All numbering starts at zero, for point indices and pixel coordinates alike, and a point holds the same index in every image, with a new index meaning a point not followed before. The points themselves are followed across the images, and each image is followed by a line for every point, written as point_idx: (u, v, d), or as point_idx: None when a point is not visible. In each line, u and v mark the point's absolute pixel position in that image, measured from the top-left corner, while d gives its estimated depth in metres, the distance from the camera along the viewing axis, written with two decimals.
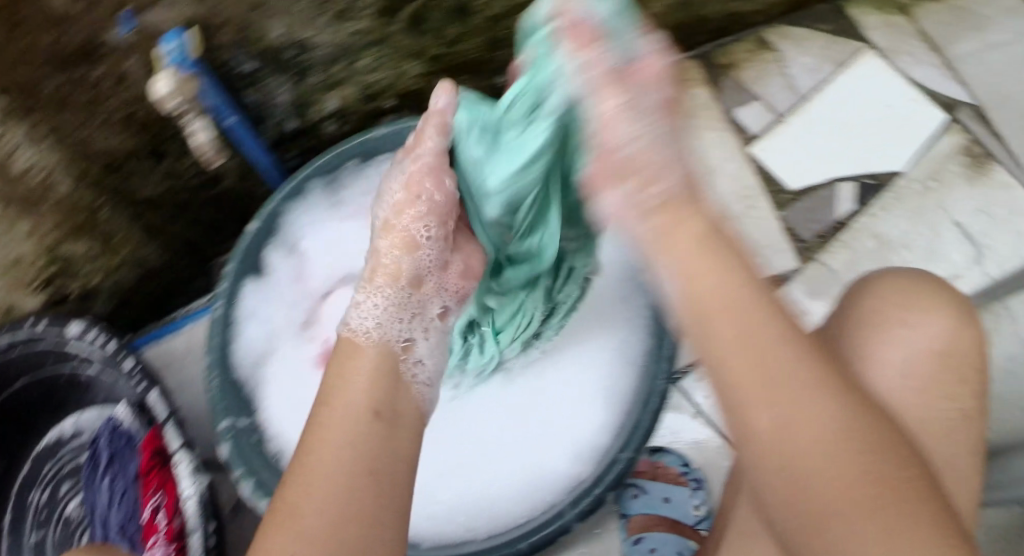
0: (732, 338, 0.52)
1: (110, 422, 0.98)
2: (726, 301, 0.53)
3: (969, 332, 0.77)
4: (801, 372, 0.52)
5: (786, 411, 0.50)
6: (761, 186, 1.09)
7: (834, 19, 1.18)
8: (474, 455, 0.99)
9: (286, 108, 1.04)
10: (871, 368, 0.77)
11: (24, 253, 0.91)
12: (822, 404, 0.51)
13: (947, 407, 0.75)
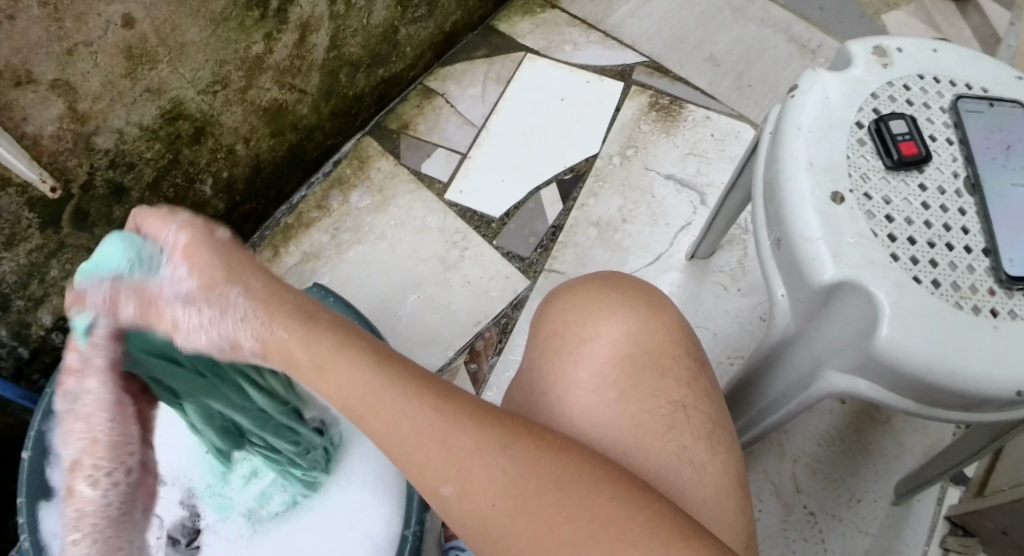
0: (405, 436, 0.53)
1: None
2: (398, 420, 0.53)
3: (661, 323, 0.75)
4: (486, 444, 0.52)
5: (486, 475, 0.52)
6: (466, 227, 1.10)
7: (485, 43, 1.26)
8: None
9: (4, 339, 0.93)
10: (570, 401, 0.70)
11: None
12: (496, 464, 0.52)
13: (655, 406, 0.70)
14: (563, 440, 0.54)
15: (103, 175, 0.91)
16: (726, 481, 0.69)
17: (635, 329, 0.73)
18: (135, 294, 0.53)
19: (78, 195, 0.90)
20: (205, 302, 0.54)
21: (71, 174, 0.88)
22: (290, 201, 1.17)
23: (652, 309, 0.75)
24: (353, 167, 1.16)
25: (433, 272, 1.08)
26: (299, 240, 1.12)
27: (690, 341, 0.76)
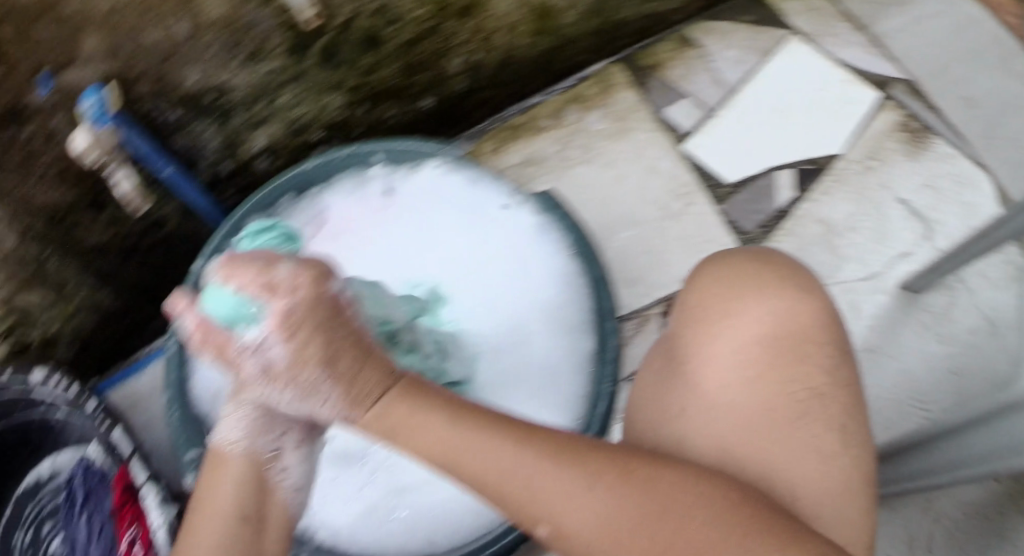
0: (470, 460, 0.54)
1: (86, 464, 0.97)
2: (472, 446, 0.54)
3: (803, 304, 0.70)
4: (541, 467, 0.53)
5: (552, 500, 0.53)
6: (697, 181, 1.07)
7: (755, 8, 1.18)
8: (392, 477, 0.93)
9: (216, 148, 0.94)
10: (698, 373, 0.69)
11: None
12: (596, 501, 0.52)
13: (788, 392, 0.66)
14: (683, 473, 0.54)
15: (364, 22, 0.88)
16: (854, 480, 0.63)
17: (784, 312, 0.69)
18: (255, 302, 0.54)
19: (336, 34, 0.87)
20: (292, 379, 0.57)
21: (338, 10, 0.85)
22: (526, 99, 1.10)
23: (799, 295, 0.71)
24: (592, 88, 1.09)
25: (651, 216, 1.04)
26: (522, 143, 1.06)
27: (837, 330, 0.71)
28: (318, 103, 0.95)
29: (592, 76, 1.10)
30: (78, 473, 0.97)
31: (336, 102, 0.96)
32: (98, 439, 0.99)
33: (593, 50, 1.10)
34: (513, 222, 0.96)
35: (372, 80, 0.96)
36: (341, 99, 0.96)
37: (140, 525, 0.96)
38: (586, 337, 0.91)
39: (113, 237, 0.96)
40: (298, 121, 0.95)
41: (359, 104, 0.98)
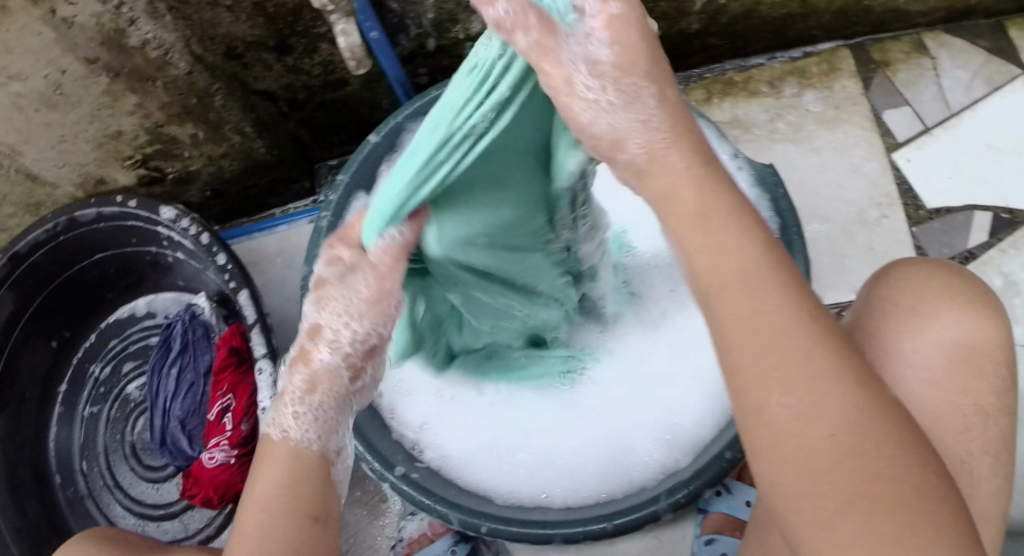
0: (739, 308, 0.44)
1: (194, 311, 0.93)
2: (766, 302, 0.44)
3: (996, 323, 0.59)
4: (812, 355, 0.42)
5: (792, 392, 0.41)
6: (898, 194, 0.98)
7: (994, 34, 1.04)
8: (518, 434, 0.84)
9: (427, 22, 0.82)
10: (896, 359, 0.59)
11: (127, 126, 0.85)
12: (838, 399, 0.41)
13: (955, 404, 0.57)
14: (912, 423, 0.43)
15: None
16: (996, 514, 0.57)
17: (979, 328, 0.58)
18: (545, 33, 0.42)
19: None
20: (614, 84, 0.47)
21: None
22: (744, 60, 1.02)
23: (999, 313, 0.60)
24: (819, 65, 1.01)
25: (844, 217, 0.97)
26: (732, 101, 0.99)
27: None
28: None
29: (815, 57, 1.01)
30: (186, 319, 0.93)
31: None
32: (216, 294, 0.93)
33: (826, 30, 1.00)
34: None
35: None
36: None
37: (236, 391, 0.88)
38: None
39: (288, 87, 0.88)
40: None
41: None
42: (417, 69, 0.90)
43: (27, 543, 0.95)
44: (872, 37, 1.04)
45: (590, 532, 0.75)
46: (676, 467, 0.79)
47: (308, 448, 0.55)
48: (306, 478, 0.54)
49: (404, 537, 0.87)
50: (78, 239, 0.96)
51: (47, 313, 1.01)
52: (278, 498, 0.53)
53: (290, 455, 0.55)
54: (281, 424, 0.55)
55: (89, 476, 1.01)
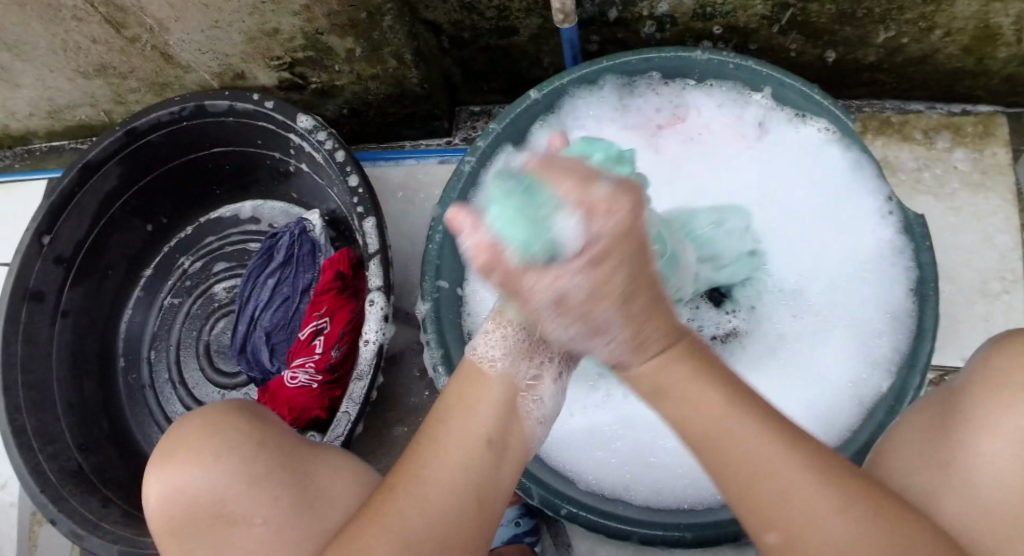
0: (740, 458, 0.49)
1: (305, 226, 0.91)
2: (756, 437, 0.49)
3: None
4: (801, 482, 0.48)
5: (780, 498, 0.48)
6: None
7: None
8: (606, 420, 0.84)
9: None
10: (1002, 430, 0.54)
11: (285, 27, 0.83)
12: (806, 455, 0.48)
13: None
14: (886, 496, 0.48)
15: None
16: None
17: None
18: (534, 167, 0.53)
19: None
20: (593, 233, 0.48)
21: None
22: (905, 103, 1.01)
23: None
24: (974, 125, 0.98)
25: (969, 285, 0.94)
26: (882, 140, 0.99)
27: None
28: None
29: (969, 118, 0.99)
30: (295, 232, 0.91)
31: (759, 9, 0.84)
32: (330, 212, 0.93)
33: (989, 93, 0.97)
34: (873, 232, 0.83)
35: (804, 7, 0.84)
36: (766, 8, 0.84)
37: (334, 316, 0.85)
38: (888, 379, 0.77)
39: (455, 24, 0.85)
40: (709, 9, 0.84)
41: (772, 22, 0.87)
42: (585, 34, 0.88)
43: (79, 415, 0.96)
44: None
45: (666, 538, 0.73)
46: None
47: (506, 376, 0.57)
48: (502, 406, 0.56)
49: None
50: (201, 127, 0.94)
51: (151, 193, 1.02)
52: (475, 422, 0.55)
53: (503, 386, 0.56)
54: (502, 351, 0.58)
55: (156, 366, 1.02)
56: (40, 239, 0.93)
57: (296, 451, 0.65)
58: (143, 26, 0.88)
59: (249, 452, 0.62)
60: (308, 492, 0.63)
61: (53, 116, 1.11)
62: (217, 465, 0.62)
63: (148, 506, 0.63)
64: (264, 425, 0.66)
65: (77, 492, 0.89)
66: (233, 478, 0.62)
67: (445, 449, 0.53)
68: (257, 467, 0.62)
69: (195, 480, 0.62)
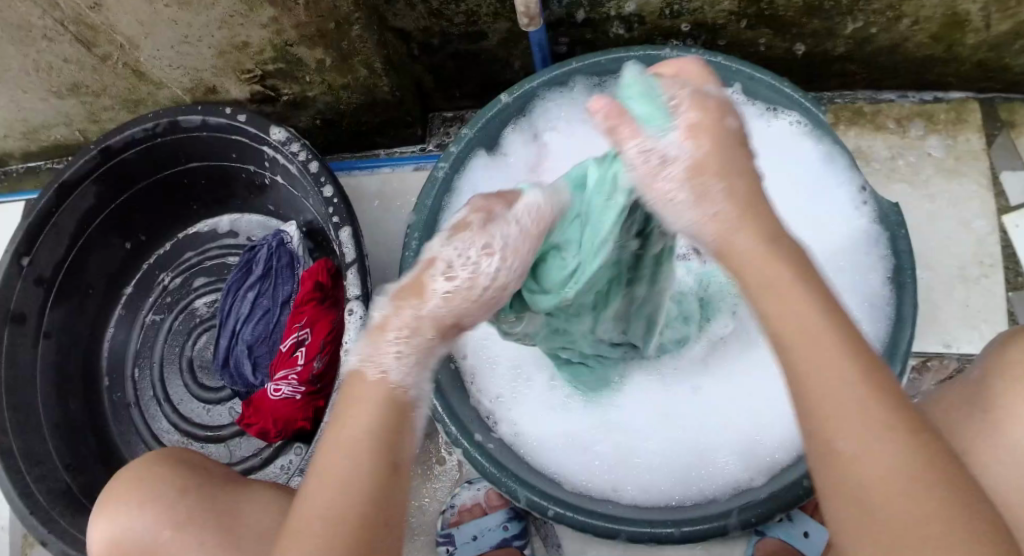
0: (819, 375, 0.45)
1: (283, 238, 0.91)
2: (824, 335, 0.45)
3: None
4: (872, 413, 0.43)
5: (856, 437, 0.43)
6: (1003, 259, 0.94)
7: None
8: (591, 419, 0.84)
9: None
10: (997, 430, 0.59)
11: (254, 40, 0.83)
12: (880, 441, 0.43)
13: None
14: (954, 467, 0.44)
15: None
16: None
17: None
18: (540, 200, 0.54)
19: None
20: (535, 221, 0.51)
21: None
22: (877, 93, 1.01)
23: None
24: (947, 112, 0.99)
25: (947, 271, 0.95)
26: (856, 130, 0.99)
27: None
28: None
29: (941, 105, 0.99)
30: (273, 244, 0.91)
31: (725, 5, 0.84)
32: (307, 224, 0.93)
33: (960, 80, 0.98)
34: (846, 222, 0.84)
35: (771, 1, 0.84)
36: (733, 4, 0.84)
37: (314, 327, 0.85)
38: None
39: (425, 30, 0.85)
40: (676, 6, 0.84)
41: (740, 18, 0.87)
42: (556, 35, 0.89)
43: (64, 435, 0.96)
44: (1009, 95, 0.99)
45: (655, 535, 0.72)
46: (747, 486, 0.77)
47: (390, 389, 0.51)
48: (385, 418, 0.50)
49: (456, 505, 0.87)
50: (175, 144, 0.94)
51: (128, 211, 1.02)
52: (357, 442, 0.49)
53: (378, 397, 0.51)
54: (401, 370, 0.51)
55: (140, 383, 1.02)
56: (19, 261, 0.93)
57: (219, 494, 0.69)
58: (113, 44, 0.87)
59: (152, 492, 0.68)
60: (233, 526, 0.67)
61: (28, 137, 1.11)
62: (142, 512, 0.67)
63: (91, 551, 0.69)
64: (192, 471, 0.70)
65: (66, 513, 0.89)
66: (161, 521, 0.67)
67: (330, 471, 0.49)
68: (180, 510, 0.67)
69: (126, 525, 0.68)
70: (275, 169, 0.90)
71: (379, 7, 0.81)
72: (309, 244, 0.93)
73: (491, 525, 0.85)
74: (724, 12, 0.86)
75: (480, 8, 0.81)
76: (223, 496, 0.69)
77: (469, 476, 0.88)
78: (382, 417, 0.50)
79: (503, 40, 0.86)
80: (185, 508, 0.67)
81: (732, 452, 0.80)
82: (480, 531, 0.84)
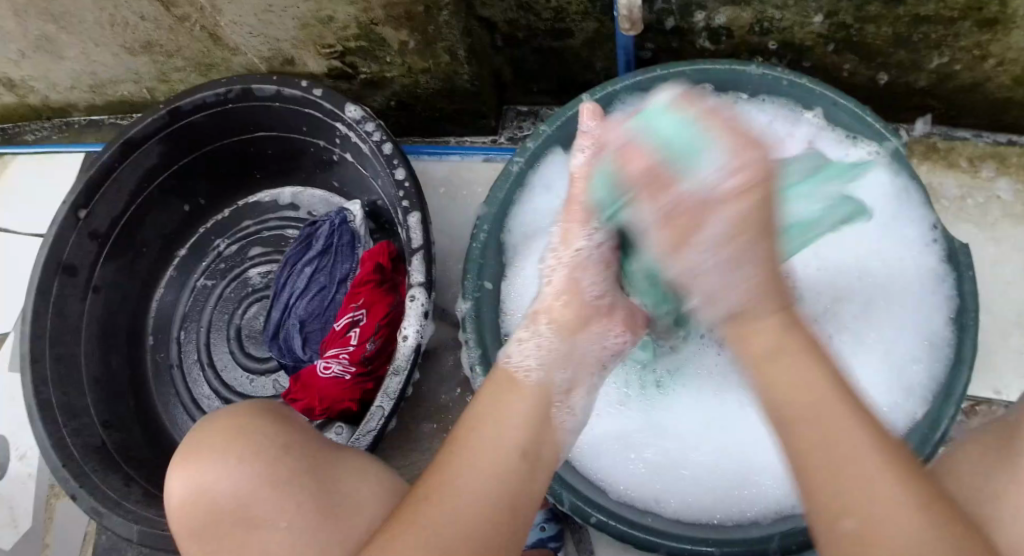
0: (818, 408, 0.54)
1: (346, 217, 0.91)
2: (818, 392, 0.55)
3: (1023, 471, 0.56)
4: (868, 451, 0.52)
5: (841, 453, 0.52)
6: None
7: None
8: (647, 432, 0.83)
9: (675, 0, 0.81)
10: None
11: (340, 15, 0.83)
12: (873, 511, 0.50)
13: None
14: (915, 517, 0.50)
15: None
16: None
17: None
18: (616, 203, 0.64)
19: None
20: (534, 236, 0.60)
21: None
22: (952, 130, 1.00)
23: None
24: (1021, 157, 0.97)
25: (1005, 317, 0.94)
26: (927, 166, 0.98)
27: None
28: (786, 12, 0.81)
29: (1015, 149, 0.98)
30: (336, 223, 0.91)
31: (815, 26, 0.84)
32: (370, 205, 0.93)
33: None
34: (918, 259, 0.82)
35: (862, 28, 0.84)
36: (824, 26, 0.84)
37: (371, 309, 0.84)
38: (924, 408, 0.78)
39: (511, 23, 0.85)
40: (766, 23, 0.84)
41: (827, 41, 0.86)
42: (639, 40, 0.88)
43: (104, 390, 0.96)
44: None
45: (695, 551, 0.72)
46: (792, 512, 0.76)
47: (535, 387, 0.63)
48: (537, 409, 0.62)
49: None
50: (246, 110, 0.94)
51: (190, 174, 1.02)
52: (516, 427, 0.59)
53: (534, 396, 0.62)
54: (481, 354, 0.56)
55: (185, 346, 1.02)
56: (76, 213, 0.93)
57: (320, 458, 0.65)
58: (195, 5, 0.87)
59: (261, 449, 0.63)
60: (334, 496, 0.63)
61: (95, 90, 1.11)
62: (242, 465, 0.63)
63: (168, 497, 0.64)
64: (291, 429, 0.66)
65: (100, 468, 0.88)
66: (259, 479, 0.62)
67: (494, 454, 0.57)
68: (283, 470, 0.63)
69: (216, 478, 0.63)
70: (346, 146, 0.90)
71: None
72: (372, 226, 0.93)
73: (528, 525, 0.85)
74: (813, 33, 0.85)
75: (570, 6, 0.81)
76: (322, 464, 0.65)
77: None
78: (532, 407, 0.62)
79: (587, 39, 0.86)
80: (286, 469, 0.63)
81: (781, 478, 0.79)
82: None
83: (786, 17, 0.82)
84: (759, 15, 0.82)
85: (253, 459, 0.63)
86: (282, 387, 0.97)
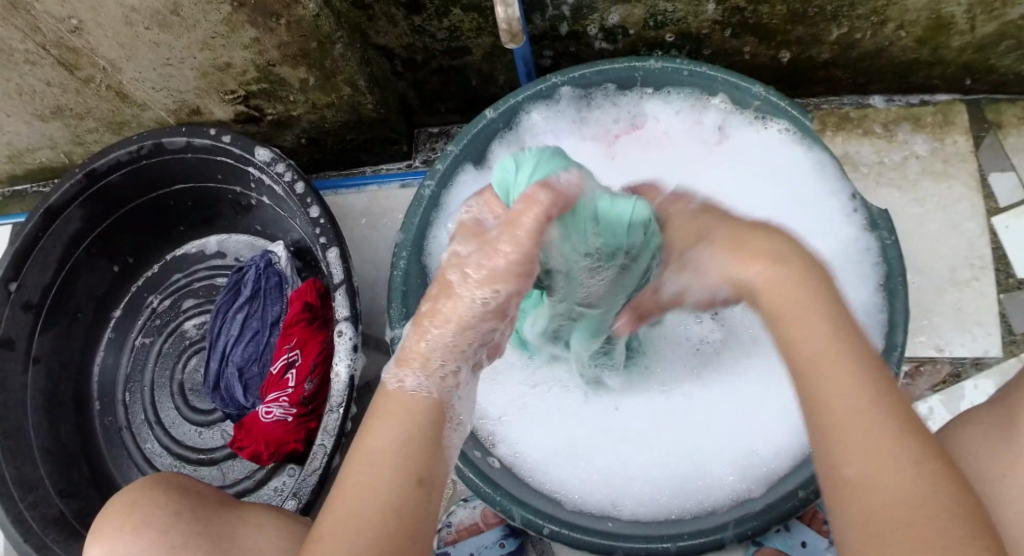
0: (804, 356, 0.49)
1: (270, 258, 0.91)
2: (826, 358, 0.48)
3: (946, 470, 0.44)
4: (869, 407, 0.45)
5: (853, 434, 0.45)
6: (993, 259, 0.94)
7: None
8: (596, 443, 0.84)
9: (567, 6, 0.81)
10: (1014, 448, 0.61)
11: (236, 61, 0.82)
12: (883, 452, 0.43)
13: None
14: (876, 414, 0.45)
15: None
16: None
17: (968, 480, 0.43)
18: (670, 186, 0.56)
19: None
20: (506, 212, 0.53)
21: None
22: (865, 97, 1.02)
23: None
24: (934, 115, 0.99)
25: (937, 275, 0.94)
26: (844, 135, 0.99)
27: None
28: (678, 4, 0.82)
29: (927, 109, 0.99)
30: (260, 265, 0.91)
31: (709, 15, 0.84)
32: (293, 243, 0.94)
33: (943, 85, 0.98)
34: (836, 232, 0.82)
35: (755, 10, 0.84)
36: (717, 13, 0.84)
37: (304, 348, 0.84)
38: None
39: (408, 46, 0.85)
40: (660, 17, 0.84)
41: (724, 27, 0.87)
42: (540, 47, 0.89)
43: (56, 460, 0.95)
44: (992, 96, 0.99)
45: (650, 549, 0.71)
46: (748, 497, 0.75)
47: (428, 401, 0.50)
48: (417, 436, 0.49)
49: (452, 522, 0.87)
50: (160, 165, 0.93)
51: (116, 234, 1.01)
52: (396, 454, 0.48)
53: (407, 407, 0.50)
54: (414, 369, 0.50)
55: (130, 407, 1.01)
56: (7, 286, 0.92)
57: (210, 521, 0.67)
58: (95, 66, 0.86)
59: (167, 518, 0.66)
60: (225, 546, 0.66)
61: (13, 160, 1.10)
62: (138, 536, 0.65)
63: None
64: (186, 495, 0.69)
65: (60, 538, 0.88)
66: (154, 543, 0.65)
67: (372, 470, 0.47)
68: (176, 534, 0.65)
69: (123, 547, 0.66)
70: (260, 189, 0.91)
71: (361, 24, 0.80)
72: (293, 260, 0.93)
73: (486, 543, 0.86)
74: (706, 21, 0.86)
75: (464, 25, 0.81)
76: (220, 522, 0.67)
77: (463, 494, 0.89)
78: (422, 418, 0.50)
79: (486, 53, 0.86)
80: (178, 532, 0.65)
81: (731, 467, 0.79)
82: (477, 548, 0.85)
83: (676, 10, 0.83)
84: (651, 9, 0.82)
85: (151, 527, 0.65)
86: (229, 435, 0.97)
